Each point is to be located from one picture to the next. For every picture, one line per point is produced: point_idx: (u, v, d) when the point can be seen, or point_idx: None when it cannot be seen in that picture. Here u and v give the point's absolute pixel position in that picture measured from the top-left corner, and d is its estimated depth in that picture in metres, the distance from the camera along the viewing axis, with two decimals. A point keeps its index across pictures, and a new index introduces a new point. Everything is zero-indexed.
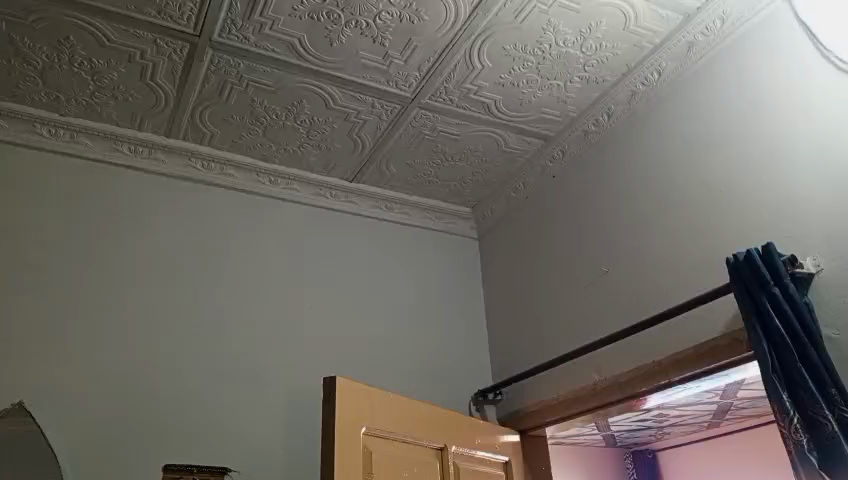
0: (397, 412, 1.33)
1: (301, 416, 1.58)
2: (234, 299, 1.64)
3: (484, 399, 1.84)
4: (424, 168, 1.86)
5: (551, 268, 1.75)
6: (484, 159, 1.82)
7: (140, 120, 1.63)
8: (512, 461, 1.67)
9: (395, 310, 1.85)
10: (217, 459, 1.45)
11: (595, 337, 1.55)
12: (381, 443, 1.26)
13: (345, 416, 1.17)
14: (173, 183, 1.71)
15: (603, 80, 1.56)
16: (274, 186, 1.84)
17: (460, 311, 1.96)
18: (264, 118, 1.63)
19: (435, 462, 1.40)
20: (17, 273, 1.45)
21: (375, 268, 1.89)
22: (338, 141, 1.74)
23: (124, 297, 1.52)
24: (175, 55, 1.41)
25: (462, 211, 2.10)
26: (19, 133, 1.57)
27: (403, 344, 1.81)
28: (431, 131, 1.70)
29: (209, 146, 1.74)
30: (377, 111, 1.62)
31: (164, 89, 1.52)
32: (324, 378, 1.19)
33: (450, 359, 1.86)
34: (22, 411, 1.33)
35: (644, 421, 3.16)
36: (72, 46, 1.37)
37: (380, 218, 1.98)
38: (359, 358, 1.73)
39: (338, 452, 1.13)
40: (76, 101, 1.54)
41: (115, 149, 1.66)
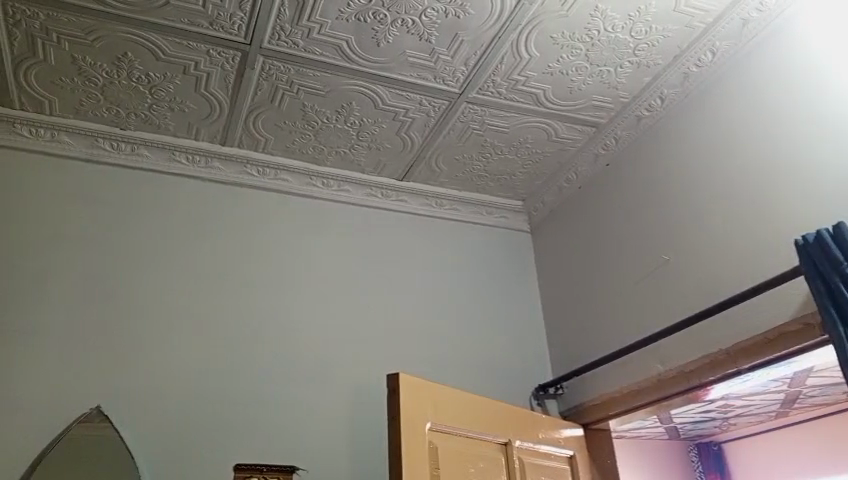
0: (461, 410, 1.33)
1: (365, 414, 1.60)
2: (292, 301, 1.67)
3: (544, 393, 1.82)
4: (473, 163, 1.86)
5: (608, 258, 1.72)
6: (535, 150, 1.80)
7: (196, 130, 1.67)
8: (577, 454, 1.65)
9: (450, 306, 1.85)
10: (286, 459, 1.48)
11: (656, 326, 1.52)
12: (446, 439, 1.26)
13: (409, 412, 1.18)
14: (230, 190, 1.76)
15: (654, 64, 1.52)
16: (327, 188, 1.87)
17: (516, 305, 1.95)
18: (314, 122, 1.65)
19: (501, 456, 1.40)
20: (89, 284, 1.51)
21: (429, 265, 1.90)
22: (388, 140, 1.74)
23: (188, 303, 1.57)
24: (227, 64, 1.44)
25: (514, 205, 2.08)
26: (84, 148, 1.64)
27: (460, 340, 1.81)
28: (480, 125, 1.69)
29: (263, 152, 1.77)
30: (426, 108, 1.62)
31: (218, 98, 1.55)
32: (388, 375, 1.19)
33: (509, 354, 1.85)
34: (100, 415, 1.37)
35: (707, 412, 3.07)
36: (130, 61, 1.42)
37: (433, 215, 1.98)
38: (419, 356, 1.74)
39: (405, 447, 1.14)
40: (136, 114, 1.59)
41: (174, 160, 1.71)
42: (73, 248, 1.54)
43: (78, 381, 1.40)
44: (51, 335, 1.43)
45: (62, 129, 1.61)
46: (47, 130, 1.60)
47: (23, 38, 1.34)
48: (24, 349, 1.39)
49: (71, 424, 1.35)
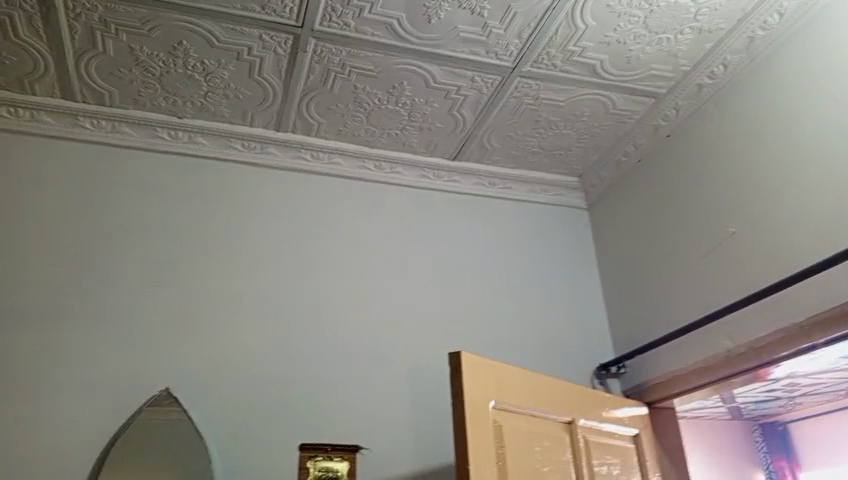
0: (523, 387, 1.31)
1: (426, 394, 1.60)
2: (348, 284, 1.68)
3: (606, 373, 1.79)
4: (527, 140, 1.82)
5: (670, 233, 1.67)
6: (591, 123, 1.76)
7: (250, 117, 1.69)
8: (642, 433, 1.62)
9: (506, 286, 1.83)
10: (350, 438, 1.49)
11: (723, 302, 1.47)
12: (509, 417, 1.25)
13: (473, 390, 1.16)
14: (285, 175, 1.77)
15: (716, 29, 1.45)
16: (380, 171, 1.86)
17: (574, 284, 1.91)
18: (367, 104, 1.64)
19: (566, 435, 1.38)
20: (154, 271, 1.55)
21: (484, 245, 1.88)
22: (440, 120, 1.72)
23: (248, 287, 1.59)
24: (280, 48, 1.44)
25: (569, 181, 2.04)
26: (144, 138, 1.67)
27: (518, 319, 1.79)
28: (534, 100, 1.65)
29: (316, 136, 1.78)
30: (478, 85, 1.59)
31: (272, 84, 1.56)
32: (450, 354, 1.18)
33: (568, 333, 1.82)
34: (170, 398, 1.41)
35: (772, 391, 2.98)
36: (185, 50, 1.44)
37: (486, 195, 1.96)
38: (477, 336, 1.72)
39: (470, 425, 1.13)
40: (192, 103, 1.62)
41: (230, 147, 1.74)
42: (137, 236, 1.58)
43: (147, 365, 1.44)
44: (119, 320, 1.47)
45: (122, 120, 1.65)
46: (109, 122, 1.65)
47: (84, 31, 1.38)
48: (95, 335, 1.44)
49: (143, 407, 1.39)
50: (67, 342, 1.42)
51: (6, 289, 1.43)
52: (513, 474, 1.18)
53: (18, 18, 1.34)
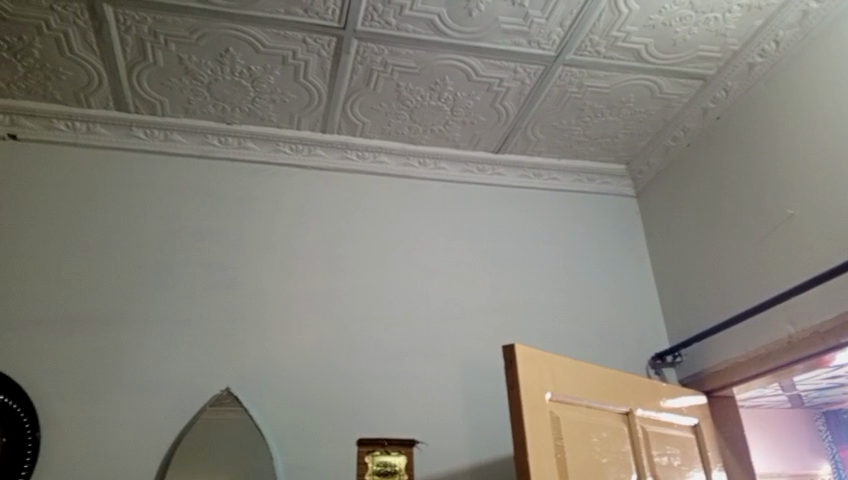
0: (579, 378, 1.29)
1: (479, 388, 1.60)
2: (398, 280, 1.69)
3: (662, 362, 1.76)
4: (572, 129, 1.80)
5: (723, 218, 1.63)
6: (637, 109, 1.73)
7: (297, 120, 1.71)
8: (702, 423, 1.59)
9: (556, 277, 1.82)
10: (406, 432, 1.51)
11: (783, 286, 1.42)
12: (566, 409, 1.24)
13: (529, 382, 1.16)
14: (331, 175, 1.80)
15: (767, 6, 1.40)
16: (424, 167, 1.87)
17: (626, 273, 1.89)
18: (410, 101, 1.65)
19: (624, 426, 1.36)
20: (209, 273, 1.59)
21: (531, 237, 1.87)
22: (483, 114, 1.72)
23: (300, 287, 1.62)
24: (323, 50, 1.46)
25: (616, 169, 2.01)
26: (195, 145, 1.72)
27: (569, 311, 1.78)
28: (578, 88, 1.63)
29: (361, 136, 1.80)
30: (520, 76, 1.58)
31: (316, 86, 1.58)
32: (504, 347, 1.18)
33: (621, 323, 1.80)
34: (231, 397, 1.45)
35: (835, 378, 2.89)
36: (232, 57, 1.47)
37: (532, 186, 1.95)
38: (528, 329, 1.72)
39: (527, 417, 1.12)
40: (240, 109, 1.66)
41: (278, 149, 1.77)
42: (192, 241, 1.62)
43: (206, 366, 1.48)
44: (179, 322, 1.52)
45: (173, 128, 1.69)
46: (161, 131, 1.70)
47: (135, 43, 1.42)
48: (156, 338, 1.49)
49: (204, 406, 1.43)
50: (130, 345, 1.47)
51: (72, 296, 1.49)
52: (572, 465, 1.17)
53: (72, 34, 1.39)
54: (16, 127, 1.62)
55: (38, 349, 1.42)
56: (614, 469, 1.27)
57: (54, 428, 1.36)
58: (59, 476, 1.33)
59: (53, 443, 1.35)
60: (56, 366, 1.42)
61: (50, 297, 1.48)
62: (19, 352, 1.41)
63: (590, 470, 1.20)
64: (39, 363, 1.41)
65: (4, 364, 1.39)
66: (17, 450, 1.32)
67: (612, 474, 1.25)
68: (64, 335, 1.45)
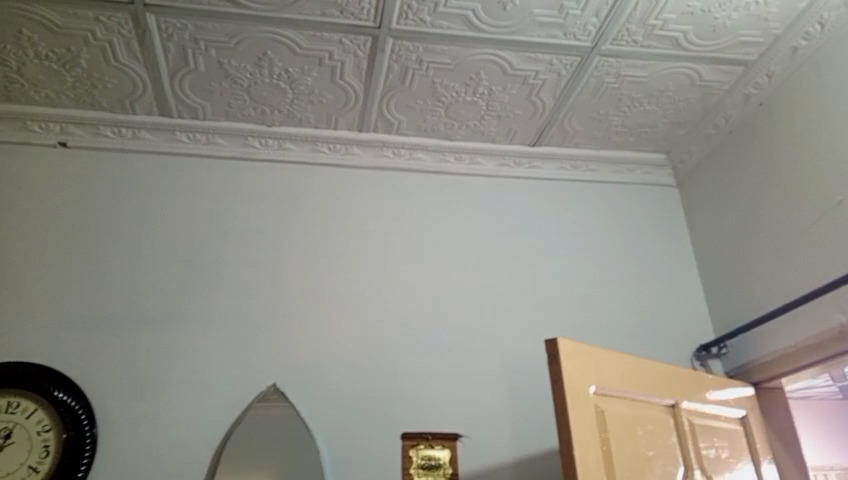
0: (623, 371, 1.28)
1: (521, 382, 1.60)
2: (437, 275, 1.71)
3: (707, 354, 1.74)
4: (610, 119, 1.78)
5: (768, 206, 1.59)
6: (677, 97, 1.70)
7: (334, 120, 1.74)
8: (750, 415, 1.56)
9: (596, 270, 1.81)
10: (449, 426, 1.52)
11: (832, 275, 1.39)
12: (610, 402, 1.23)
13: (572, 376, 1.16)
14: (369, 173, 1.82)
15: None
16: (460, 162, 1.88)
17: (667, 264, 1.86)
18: (445, 97, 1.66)
19: (669, 419, 1.35)
20: (253, 273, 1.62)
21: (570, 230, 1.86)
22: (519, 107, 1.71)
23: (341, 284, 1.65)
24: (359, 50, 1.48)
25: (656, 158, 1.98)
26: (236, 147, 1.76)
27: (610, 303, 1.76)
28: (615, 78, 1.61)
29: (397, 134, 1.81)
30: (557, 68, 1.57)
31: (353, 86, 1.60)
32: (547, 340, 1.18)
33: (664, 315, 1.78)
34: (277, 392, 1.48)
35: None
36: (270, 60, 1.50)
37: (570, 178, 1.93)
38: (569, 322, 1.71)
39: (571, 411, 1.12)
40: (279, 110, 1.68)
41: (317, 150, 1.79)
42: (235, 241, 1.66)
43: (252, 363, 1.52)
44: (225, 321, 1.56)
45: (215, 132, 1.73)
46: (203, 134, 1.74)
47: (176, 50, 1.46)
48: (204, 337, 1.53)
49: (252, 403, 1.47)
50: (179, 344, 1.52)
51: (123, 298, 1.54)
52: (618, 459, 1.16)
53: (117, 44, 1.44)
54: (66, 135, 1.68)
55: (93, 349, 1.48)
56: (661, 462, 1.26)
57: (109, 425, 1.41)
58: (116, 471, 1.37)
59: (109, 440, 1.40)
60: (110, 366, 1.47)
61: (102, 298, 1.54)
62: (75, 353, 1.47)
63: (636, 464, 1.20)
64: (94, 363, 1.46)
65: (61, 364, 1.45)
66: (76, 447, 1.37)
67: (658, 467, 1.24)
68: (116, 335, 1.50)
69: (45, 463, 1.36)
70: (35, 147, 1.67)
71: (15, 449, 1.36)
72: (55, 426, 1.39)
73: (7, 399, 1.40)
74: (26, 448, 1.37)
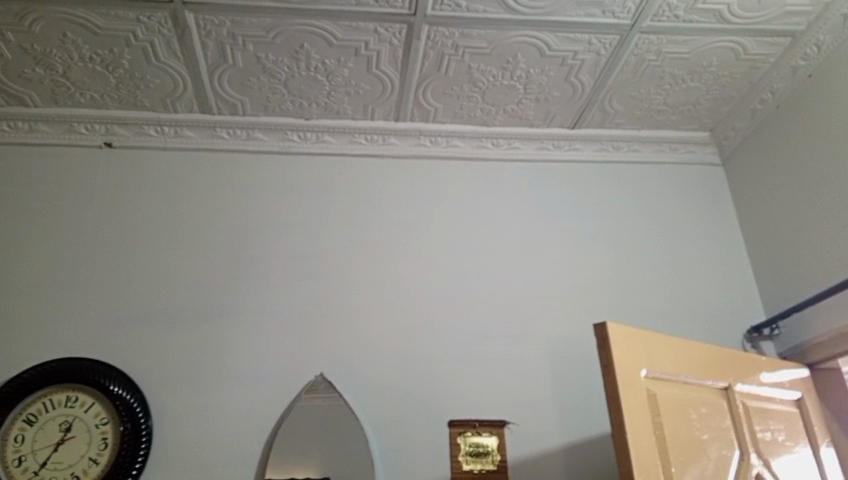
0: (674, 354, 1.26)
1: (567, 368, 1.59)
2: (479, 262, 1.70)
3: (758, 335, 1.69)
4: (652, 98, 1.74)
5: (819, 180, 1.54)
6: (721, 72, 1.65)
7: (371, 110, 1.74)
8: (806, 397, 1.52)
9: (641, 252, 1.77)
10: (496, 413, 1.52)
11: None
12: (663, 385, 1.21)
13: (622, 360, 1.14)
14: (407, 162, 1.81)
15: None
16: (498, 148, 1.86)
17: (714, 244, 1.82)
18: (482, 82, 1.64)
19: (723, 401, 1.32)
20: (296, 265, 1.64)
21: (613, 213, 1.83)
22: (557, 89, 1.68)
23: (384, 274, 1.65)
24: (395, 39, 1.47)
25: (700, 136, 1.93)
26: (275, 141, 1.77)
27: (655, 286, 1.73)
28: (656, 55, 1.58)
29: (434, 122, 1.80)
30: (595, 47, 1.54)
31: (389, 75, 1.60)
32: (595, 324, 1.16)
33: (712, 296, 1.74)
34: (324, 382, 1.50)
35: None
36: (307, 52, 1.50)
37: (611, 160, 1.90)
38: (614, 306, 1.69)
39: (623, 395, 1.10)
40: (316, 103, 1.69)
41: (354, 141, 1.80)
42: (278, 234, 1.67)
43: (298, 354, 1.53)
44: (270, 314, 1.58)
45: (255, 127, 1.75)
46: (243, 130, 1.76)
47: (215, 47, 1.48)
48: (251, 329, 1.55)
49: (301, 393, 1.49)
50: (227, 337, 1.54)
51: (172, 293, 1.58)
52: (672, 443, 1.14)
53: (158, 43, 1.46)
54: (111, 136, 1.72)
55: (145, 344, 1.51)
56: (716, 445, 1.24)
57: (163, 417, 1.45)
58: (172, 462, 1.41)
59: (164, 432, 1.43)
60: (162, 360, 1.50)
61: (152, 294, 1.57)
62: (128, 347, 1.51)
63: (691, 447, 1.18)
64: (147, 357, 1.50)
65: (116, 359, 1.49)
66: (133, 439, 1.41)
67: (713, 451, 1.22)
68: (166, 330, 1.53)
69: (104, 456, 1.40)
70: (82, 149, 1.71)
71: (75, 442, 1.41)
72: (112, 419, 1.43)
73: (66, 394, 1.45)
74: (86, 440, 1.41)
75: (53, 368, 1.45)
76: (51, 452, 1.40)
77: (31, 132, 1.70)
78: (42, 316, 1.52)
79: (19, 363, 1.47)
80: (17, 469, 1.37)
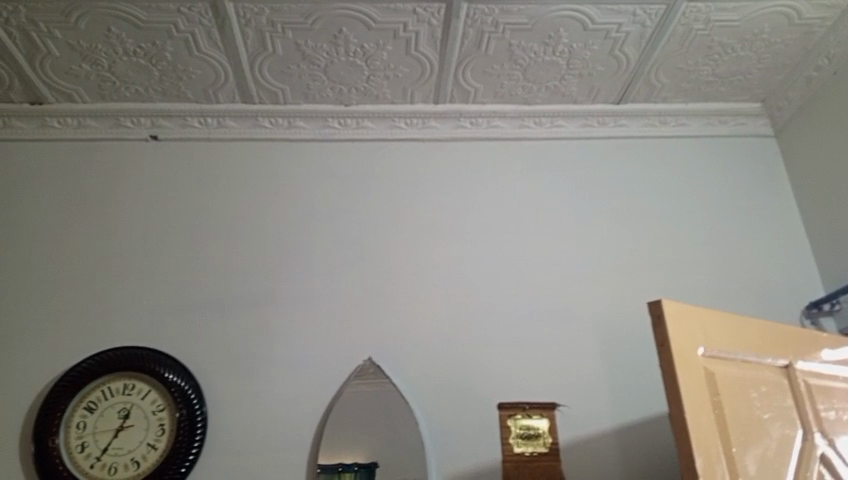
0: (732, 332, 1.22)
1: (618, 349, 1.56)
2: (524, 243, 1.68)
3: (818, 311, 1.63)
4: (699, 70, 1.69)
5: None
6: (774, 39, 1.59)
7: (411, 93, 1.72)
8: None
9: (691, 229, 1.73)
10: (547, 395, 1.50)
11: None
12: (721, 364, 1.17)
13: (680, 338, 1.11)
14: (448, 145, 1.79)
15: None
16: (541, 127, 1.82)
17: (768, 218, 1.76)
18: (523, 60, 1.61)
19: (784, 380, 1.28)
20: (341, 251, 1.65)
21: (661, 189, 1.78)
22: (601, 64, 1.64)
23: (428, 258, 1.64)
24: (434, 18, 1.46)
25: (751, 108, 1.86)
26: (317, 129, 1.77)
27: (707, 263, 1.68)
28: (704, 24, 1.52)
29: (475, 103, 1.78)
30: (640, 19, 1.49)
31: (428, 57, 1.58)
32: (649, 303, 1.13)
33: (767, 273, 1.68)
34: (373, 366, 1.51)
35: None
36: (345, 37, 1.50)
37: (658, 135, 1.84)
38: (665, 285, 1.65)
39: (681, 375, 1.07)
40: (356, 88, 1.69)
41: (395, 125, 1.79)
42: (322, 221, 1.68)
43: (346, 340, 1.54)
44: (317, 300, 1.59)
45: (295, 115, 1.76)
46: (284, 119, 1.76)
47: (255, 35, 1.48)
48: (298, 315, 1.57)
49: (350, 378, 1.50)
50: (276, 324, 1.56)
51: (221, 282, 1.60)
52: (733, 424, 1.11)
53: (199, 34, 1.47)
54: (157, 129, 1.75)
55: (197, 332, 1.54)
56: (778, 424, 1.20)
57: (217, 403, 1.47)
58: (227, 446, 1.44)
59: (218, 418, 1.46)
60: (214, 347, 1.53)
61: (202, 283, 1.60)
62: (181, 335, 1.54)
63: (752, 427, 1.14)
64: (200, 345, 1.53)
65: (169, 347, 1.52)
66: (190, 424, 1.43)
67: (775, 430, 1.18)
68: (217, 318, 1.56)
69: (162, 441, 1.43)
70: (129, 143, 1.74)
71: (135, 428, 1.45)
72: (169, 406, 1.46)
73: (123, 381, 1.48)
74: (144, 426, 1.45)
75: (110, 357, 1.49)
76: (112, 438, 1.44)
77: (79, 128, 1.73)
78: (98, 307, 1.56)
79: (78, 352, 1.51)
80: (80, 454, 1.42)
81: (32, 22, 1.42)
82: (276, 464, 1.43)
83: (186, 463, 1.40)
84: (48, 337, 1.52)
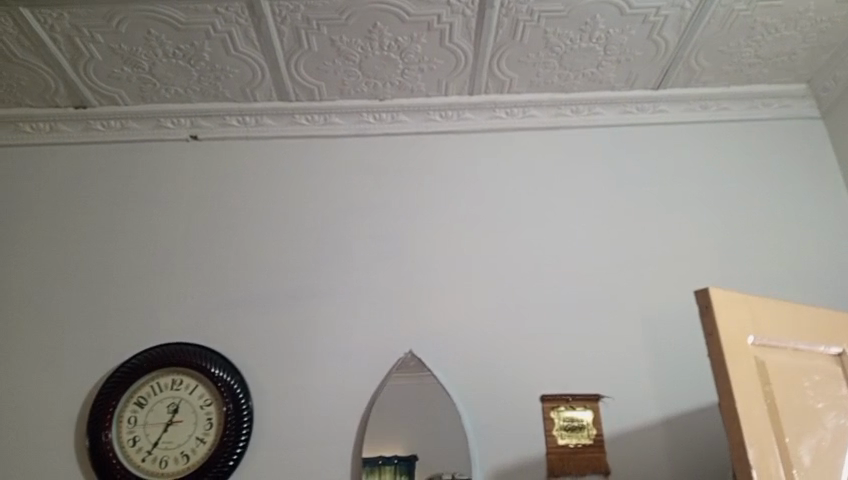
0: (783, 319, 1.19)
1: (662, 339, 1.54)
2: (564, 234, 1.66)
3: None
4: (742, 51, 1.64)
5: None
6: (820, 16, 1.53)
7: (446, 85, 1.71)
8: None
9: (736, 216, 1.69)
10: (590, 387, 1.49)
11: None
12: (772, 353, 1.14)
13: (729, 328, 1.08)
14: (484, 137, 1.78)
15: None
16: (578, 115, 1.80)
17: (816, 203, 1.70)
18: (559, 47, 1.59)
19: (837, 368, 1.24)
20: (379, 245, 1.65)
21: (703, 175, 1.74)
22: (639, 49, 1.61)
23: (467, 250, 1.64)
24: (468, 9, 1.45)
25: (796, 89, 1.80)
26: (352, 124, 1.78)
27: (753, 250, 1.64)
28: (746, 4, 1.48)
29: (510, 93, 1.76)
30: (679, 1, 1.46)
31: (463, 48, 1.57)
32: (697, 291, 1.10)
33: (816, 259, 1.63)
34: (414, 359, 1.51)
35: None
36: (380, 31, 1.50)
37: (699, 120, 1.80)
38: (709, 273, 1.62)
39: (730, 364, 1.05)
40: (391, 82, 1.69)
41: (430, 118, 1.78)
42: (360, 216, 1.69)
43: (387, 334, 1.55)
44: (356, 294, 1.60)
45: (331, 111, 1.77)
46: (320, 115, 1.77)
47: (291, 33, 1.49)
48: (339, 310, 1.58)
49: (392, 371, 1.50)
50: (317, 319, 1.57)
51: (263, 278, 1.62)
52: (784, 414, 1.09)
53: (235, 34, 1.49)
54: (196, 129, 1.78)
55: (240, 328, 1.57)
56: (832, 414, 1.17)
57: (262, 398, 1.50)
58: (273, 440, 1.46)
59: (264, 412, 1.48)
60: (257, 343, 1.55)
61: (244, 280, 1.62)
62: (225, 331, 1.56)
63: (804, 416, 1.12)
64: (244, 341, 1.55)
65: (214, 343, 1.55)
66: (236, 418, 1.46)
67: (829, 420, 1.16)
68: (259, 313, 1.58)
69: (210, 435, 1.46)
70: (170, 143, 1.78)
71: (184, 422, 1.48)
72: (216, 400, 1.49)
73: (172, 376, 1.52)
74: (193, 420, 1.48)
75: (158, 353, 1.52)
76: (162, 432, 1.47)
77: (122, 130, 1.77)
78: (144, 304, 1.60)
79: (127, 349, 1.55)
80: (132, 448, 1.45)
81: (76, 28, 1.46)
82: (321, 457, 1.44)
83: (233, 456, 1.43)
84: (98, 334, 1.57)
